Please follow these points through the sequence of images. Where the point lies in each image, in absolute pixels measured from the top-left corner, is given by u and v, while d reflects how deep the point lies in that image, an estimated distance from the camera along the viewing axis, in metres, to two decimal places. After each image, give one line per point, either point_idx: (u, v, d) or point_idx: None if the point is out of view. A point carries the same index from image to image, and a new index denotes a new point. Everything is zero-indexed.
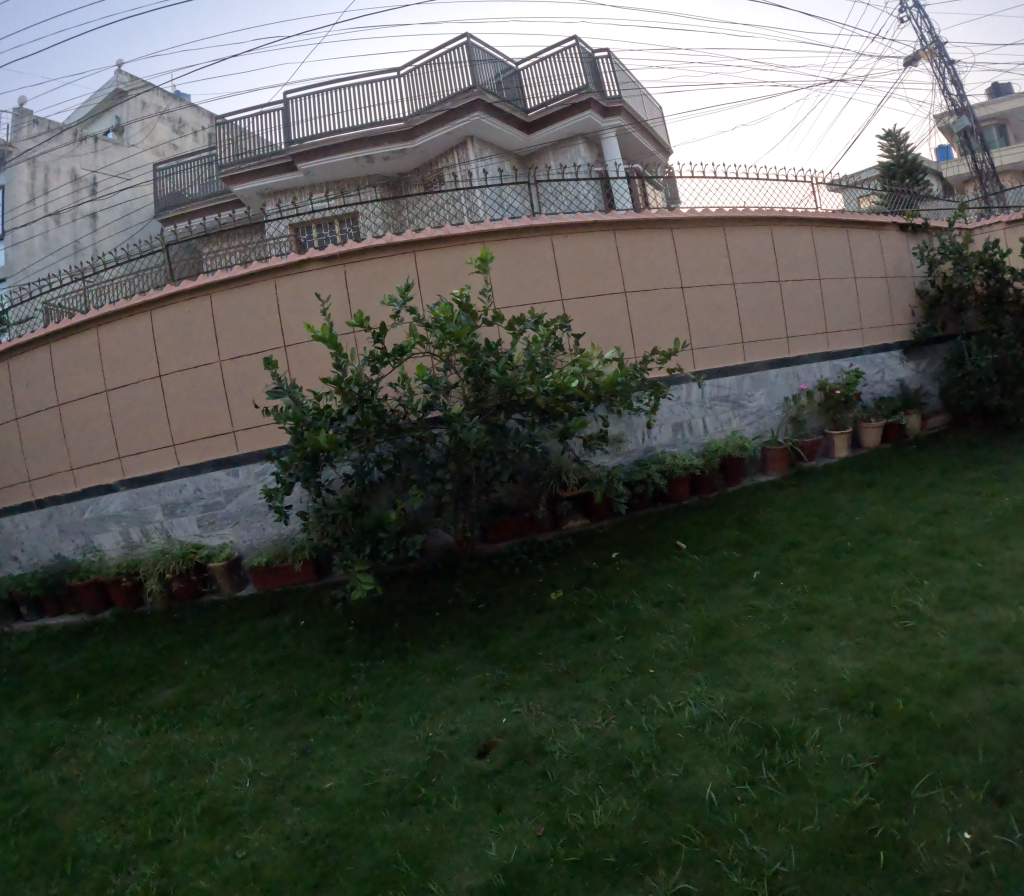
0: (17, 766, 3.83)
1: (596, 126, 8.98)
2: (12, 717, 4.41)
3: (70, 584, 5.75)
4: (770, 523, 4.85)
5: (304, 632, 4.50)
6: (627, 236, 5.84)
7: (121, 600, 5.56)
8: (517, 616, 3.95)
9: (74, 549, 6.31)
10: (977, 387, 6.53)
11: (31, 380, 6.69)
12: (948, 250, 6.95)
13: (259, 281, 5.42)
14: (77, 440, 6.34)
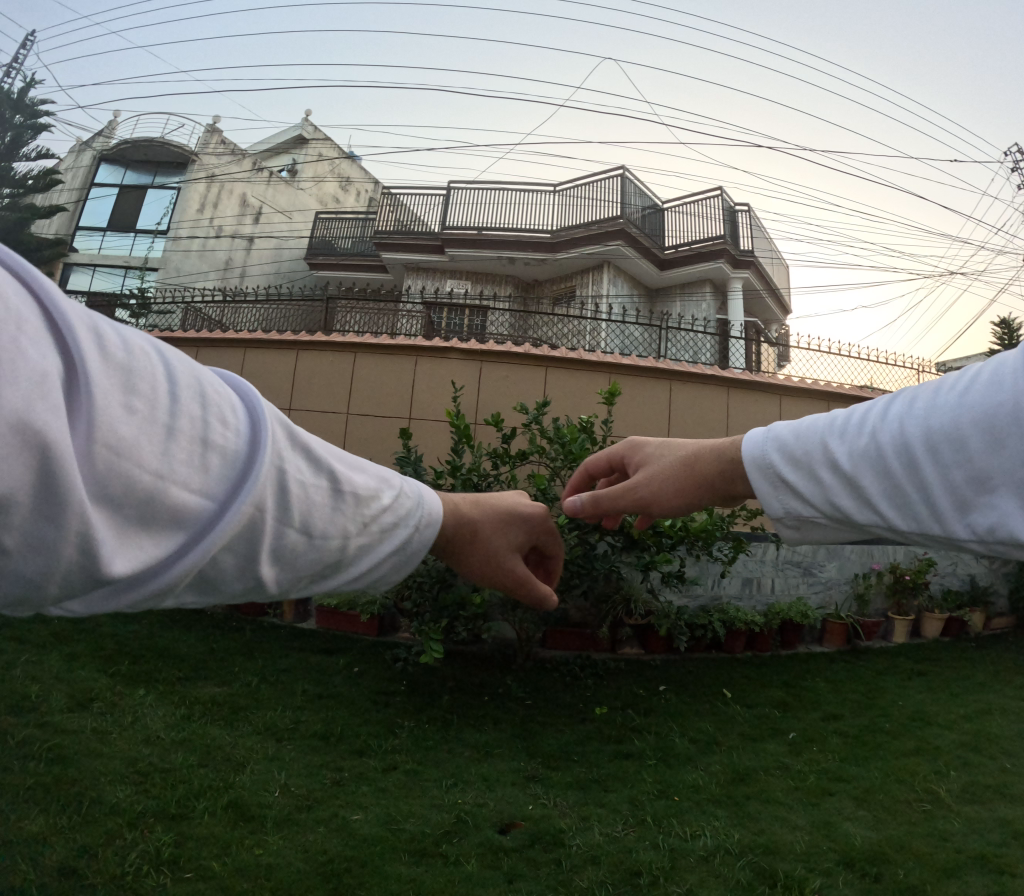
0: (59, 703, 4.21)
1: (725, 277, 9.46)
2: (74, 667, 4.79)
3: None
4: (815, 691, 5.05)
5: (352, 680, 4.83)
6: (741, 395, 6.27)
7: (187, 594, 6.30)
8: (558, 721, 4.22)
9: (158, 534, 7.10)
10: None
11: None
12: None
13: (402, 356, 6.04)
14: None
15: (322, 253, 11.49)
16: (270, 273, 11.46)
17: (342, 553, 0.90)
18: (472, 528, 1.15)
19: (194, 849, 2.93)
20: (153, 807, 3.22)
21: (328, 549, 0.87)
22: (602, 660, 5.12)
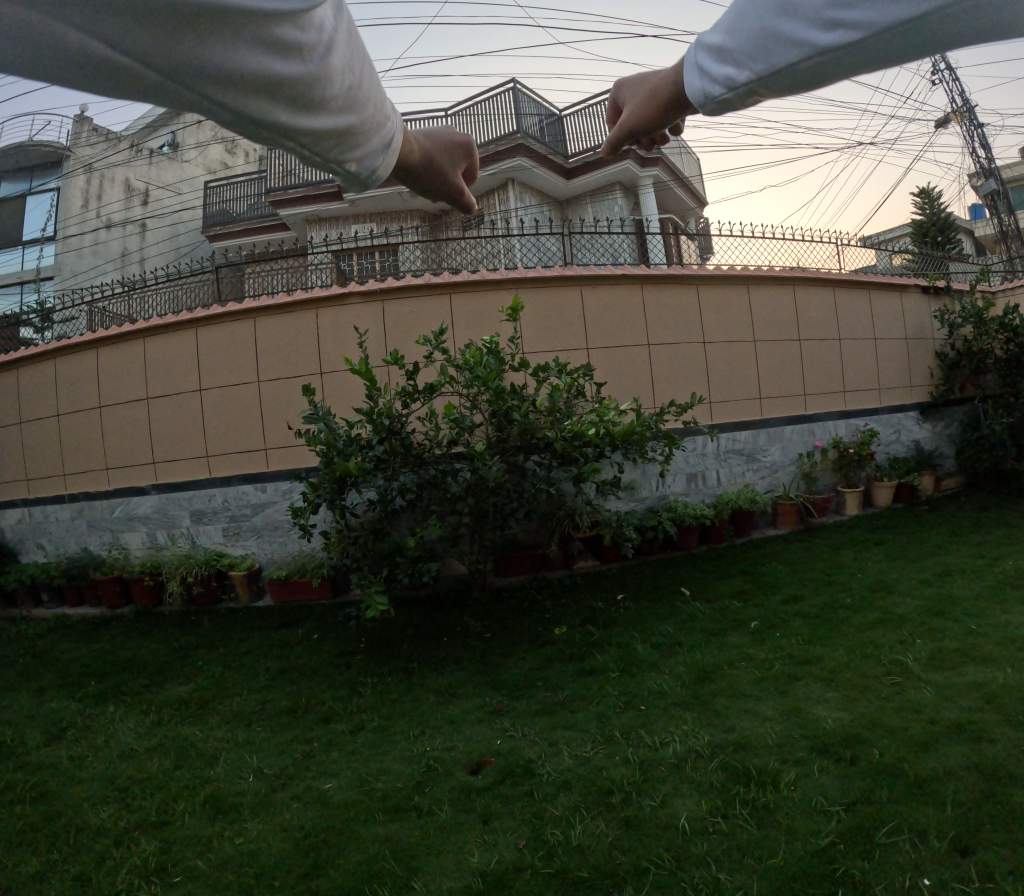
0: (33, 739, 3.95)
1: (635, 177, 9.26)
2: (28, 698, 4.58)
3: (93, 578, 6.21)
4: (774, 577, 5.05)
5: (313, 647, 4.66)
6: (656, 289, 6.09)
7: (142, 597, 6.01)
8: (518, 649, 4.13)
9: (101, 545, 6.63)
10: (992, 452, 7.43)
11: (77, 382, 6.99)
12: (970, 317, 8.05)
13: (300, 310, 5.83)
14: (115, 443, 6.64)
15: (218, 221, 10.81)
16: (170, 254, 10.88)
17: (361, 108, 0.90)
18: (431, 156, 1.18)
19: (174, 853, 2.77)
20: (135, 821, 3.04)
21: (346, 128, 0.89)
22: (557, 579, 5.06)
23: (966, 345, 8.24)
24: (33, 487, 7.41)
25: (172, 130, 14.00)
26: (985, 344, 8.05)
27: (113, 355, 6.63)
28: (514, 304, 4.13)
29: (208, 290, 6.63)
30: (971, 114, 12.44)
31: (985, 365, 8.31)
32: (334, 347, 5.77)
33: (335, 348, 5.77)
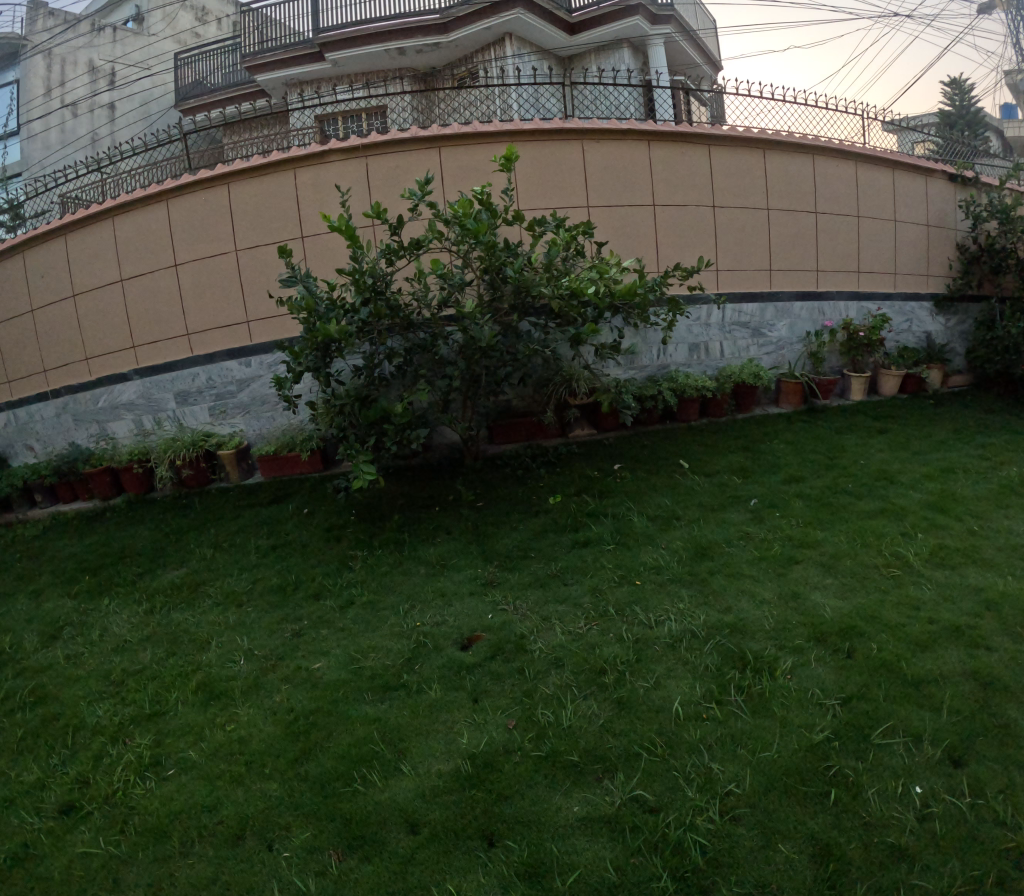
0: (32, 642, 3.90)
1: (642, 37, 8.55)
2: (24, 601, 4.55)
3: (83, 474, 6.05)
4: (776, 456, 4.89)
5: (302, 520, 4.55)
6: (662, 148, 5.71)
7: (133, 486, 5.87)
8: (512, 518, 3.99)
9: (89, 439, 6.49)
10: (1002, 355, 7.15)
11: (46, 272, 6.68)
12: (998, 216, 7.65)
13: (281, 169, 5.51)
14: (92, 331, 6.45)
15: (193, 94, 10.08)
16: (141, 126, 10.20)
17: None
18: None
19: (167, 745, 2.73)
20: (130, 716, 3.00)
21: None
22: (552, 446, 4.89)
23: (988, 243, 7.86)
24: (16, 391, 7.18)
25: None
26: (1007, 246, 7.68)
27: (83, 238, 6.39)
28: (506, 153, 3.82)
29: (177, 166, 6.20)
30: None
31: (1006, 267, 7.96)
32: (315, 208, 5.48)
33: (317, 207, 5.46)
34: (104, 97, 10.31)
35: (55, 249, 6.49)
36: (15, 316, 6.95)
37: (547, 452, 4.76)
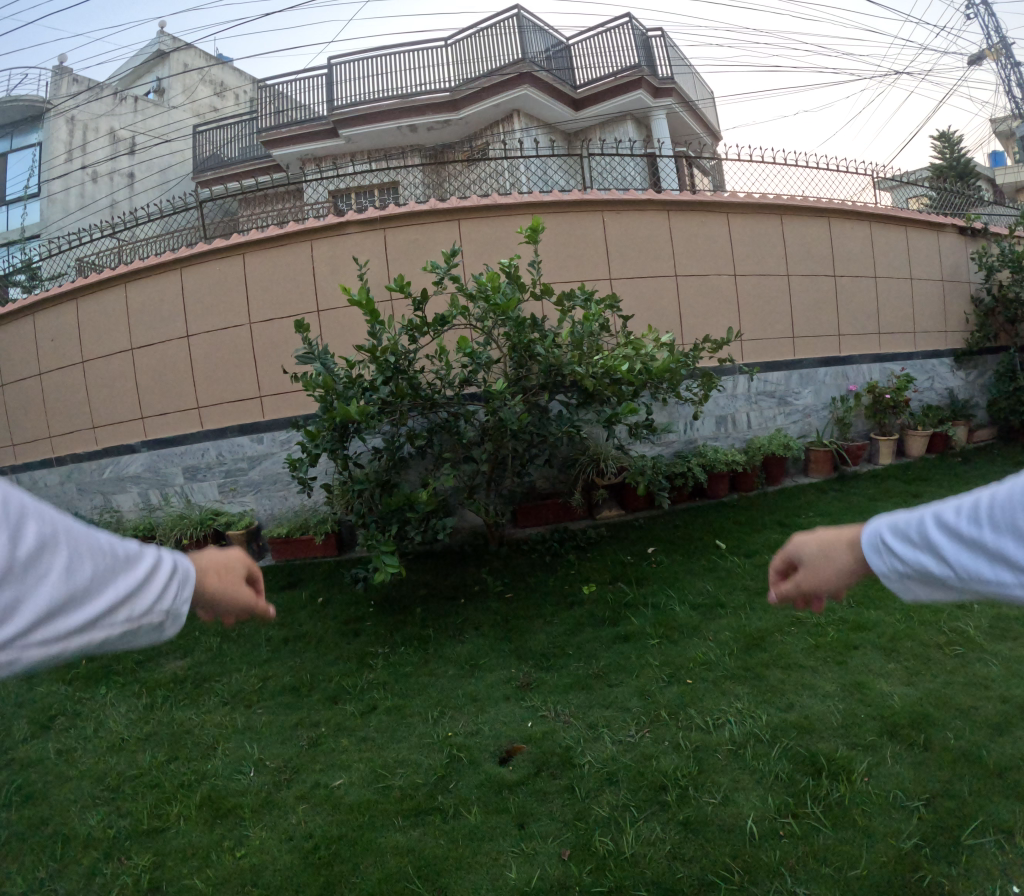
0: (21, 731, 3.70)
1: (646, 110, 8.70)
2: (16, 682, 4.33)
3: None
4: (814, 532, 4.71)
5: (316, 612, 4.38)
6: (681, 216, 5.65)
7: (136, 563, 5.78)
8: (545, 610, 3.79)
9: (93, 509, 6.42)
10: None
11: (55, 338, 6.65)
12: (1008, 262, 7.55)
13: (294, 241, 5.46)
14: (100, 398, 6.38)
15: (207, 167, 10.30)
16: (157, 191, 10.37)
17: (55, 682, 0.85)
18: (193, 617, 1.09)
19: (172, 870, 2.51)
20: (125, 829, 2.77)
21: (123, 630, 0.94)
22: (579, 529, 4.74)
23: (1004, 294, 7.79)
24: (19, 454, 7.12)
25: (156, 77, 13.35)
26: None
27: (93, 306, 6.34)
28: (533, 225, 3.72)
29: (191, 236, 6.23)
30: (1003, 48, 11.75)
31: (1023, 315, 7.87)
32: (331, 281, 5.42)
33: (330, 280, 5.40)
34: (119, 169, 10.55)
35: (66, 314, 6.45)
36: (23, 379, 6.92)
37: (575, 536, 4.61)
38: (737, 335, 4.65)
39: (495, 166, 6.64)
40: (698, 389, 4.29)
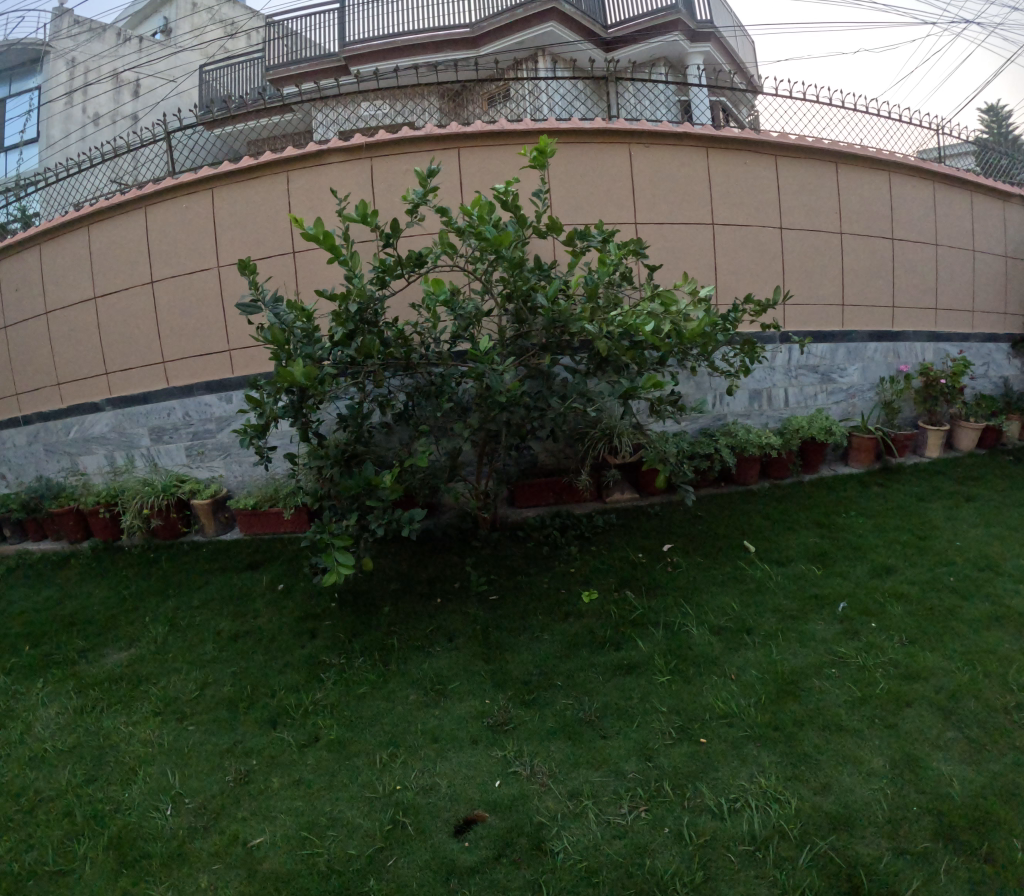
0: None
1: (682, 55, 7.87)
2: None
3: (47, 511, 5.31)
4: (855, 540, 4.04)
5: (276, 602, 3.75)
6: (723, 157, 4.88)
7: (100, 532, 5.11)
8: (534, 620, 3.15)
9: (59, 473, 5.82)
10: None
11: (21, 282, 6.00)
12: None
13: (275, 169, 4.76)
14: (64, 349, 5.75)
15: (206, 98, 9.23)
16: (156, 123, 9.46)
17: None
18: None
19: None
20: None
21: None
22: (584, 515, 4.09)
23: None
24: None
25: (167, 13, 12.55)
26: None
27: (57, 246, 5.69)
28: (540, 146, 3.00)
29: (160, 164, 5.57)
30: None
31: None
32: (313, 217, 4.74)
33: (313, 217, 4.71)
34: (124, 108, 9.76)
35: (28, 258, 5.83)
36: None
37: (578, 525, 3.94)
38: (783, 297, 3.93)
39: (515, 104, 5.89)
40: (739, 356, 3.55)
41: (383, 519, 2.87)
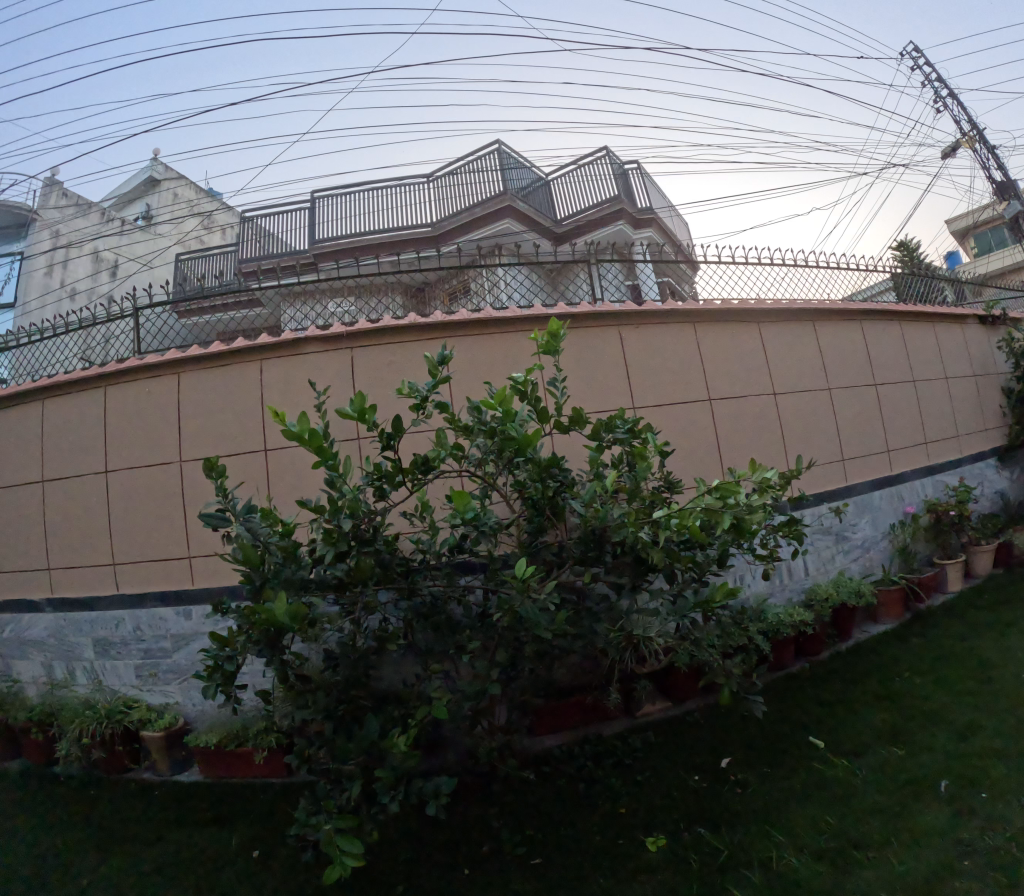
0: None
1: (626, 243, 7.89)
2: None
3: None
4: (921, 704, 3.49)
5: (253, 876, 2.98)
6: (710, 331, 4.66)
7: (33, 755, 4.34)
8: (592, 887, 2.49)
9: None
10: None
11: None
12: None
13: (240, 361, 4.38)
14: (4, 534, 5.12)
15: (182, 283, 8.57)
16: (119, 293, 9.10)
17: None
18: None
19: None
20: None
21: None
22: (618, 738, 3.50)
23: None
24: None
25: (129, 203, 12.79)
26: None
27: (2, 425, 5.19)
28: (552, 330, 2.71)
29: (125, 340, 5.23)
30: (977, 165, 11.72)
31: None
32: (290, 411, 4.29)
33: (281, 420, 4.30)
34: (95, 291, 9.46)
35: None
36: None
37: (614, 753, 3.34)
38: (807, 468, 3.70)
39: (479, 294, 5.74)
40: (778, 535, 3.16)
41: (397, 796, 2.25)
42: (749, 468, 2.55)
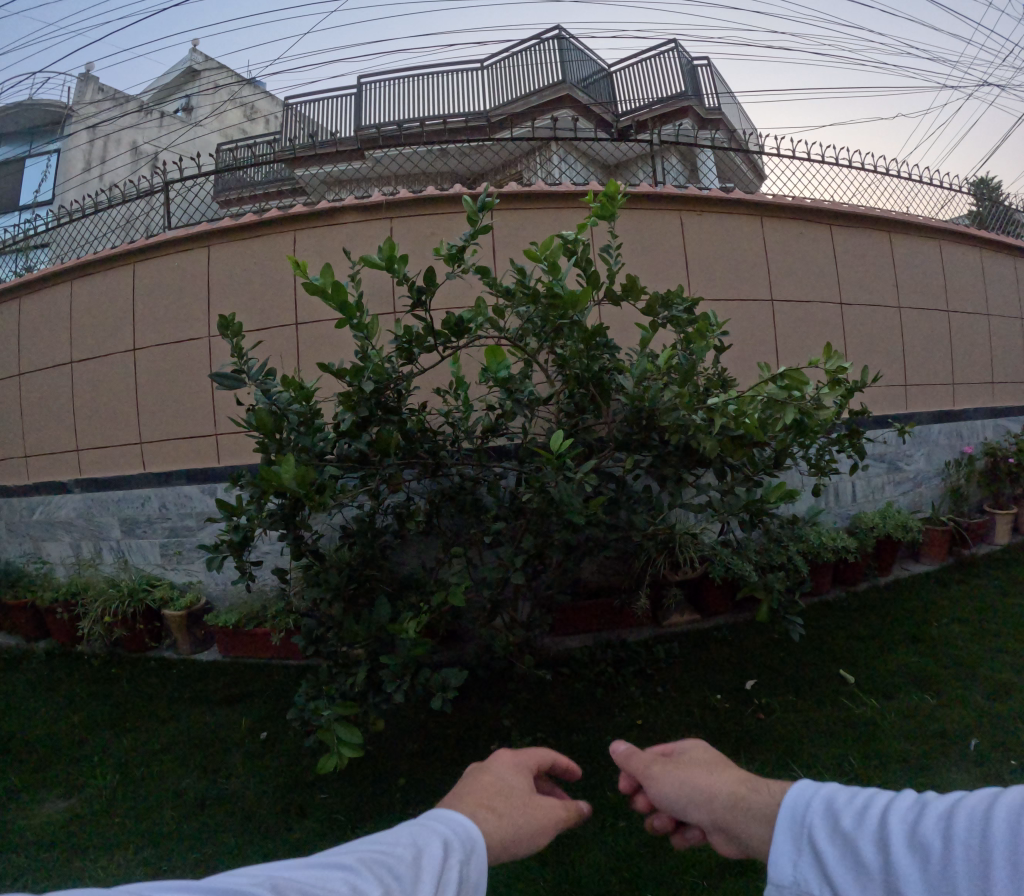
0: None
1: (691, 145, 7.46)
2: None
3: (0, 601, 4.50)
4: (962, 652, 3.27)
5: (260, 756, 2.94)
6: (778, 224, 4.31)
7: (58, 636, 4.29)
8: (599, 797, 2.36)
9: (20, 556, 5.06)
10: None
11: None
12: None
13: (274, 230, 4.15)
14: (37, 418, 5.08)
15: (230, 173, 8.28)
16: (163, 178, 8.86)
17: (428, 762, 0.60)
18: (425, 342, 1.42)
19: None
20: None
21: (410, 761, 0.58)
22: (642, 646, 3.35)
23: None
24: None
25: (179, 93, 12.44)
26: None
27: (36, 303, 5.09)
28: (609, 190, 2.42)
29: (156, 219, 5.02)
30: None
31: None
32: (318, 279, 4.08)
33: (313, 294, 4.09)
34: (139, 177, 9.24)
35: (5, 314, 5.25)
36: None
37: (635, 659, 3.19)
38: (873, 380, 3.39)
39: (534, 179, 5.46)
40: (835, 447, 2.89)
41: (402, 685, 2.09)
42: (823, 356, 2.25)
